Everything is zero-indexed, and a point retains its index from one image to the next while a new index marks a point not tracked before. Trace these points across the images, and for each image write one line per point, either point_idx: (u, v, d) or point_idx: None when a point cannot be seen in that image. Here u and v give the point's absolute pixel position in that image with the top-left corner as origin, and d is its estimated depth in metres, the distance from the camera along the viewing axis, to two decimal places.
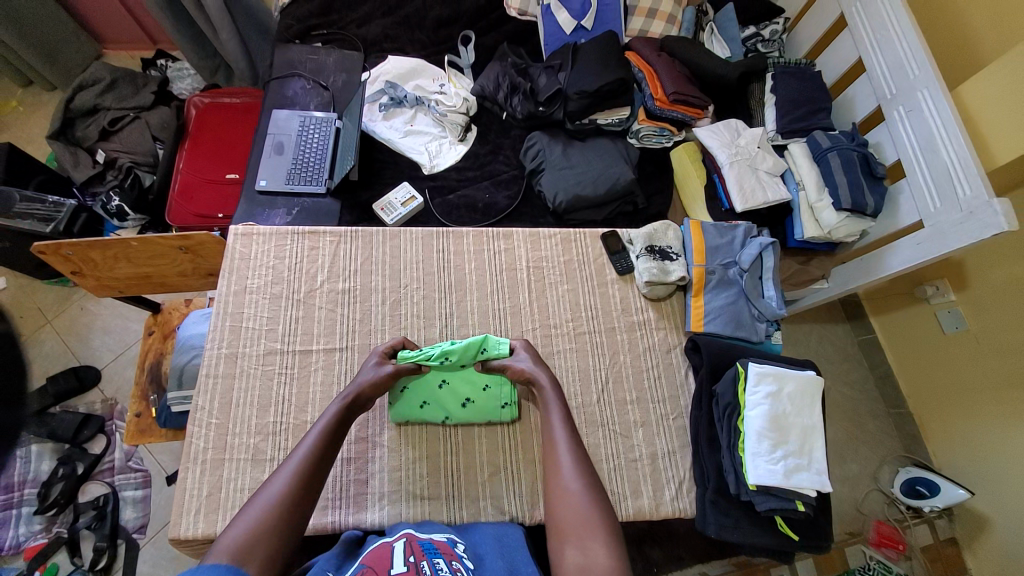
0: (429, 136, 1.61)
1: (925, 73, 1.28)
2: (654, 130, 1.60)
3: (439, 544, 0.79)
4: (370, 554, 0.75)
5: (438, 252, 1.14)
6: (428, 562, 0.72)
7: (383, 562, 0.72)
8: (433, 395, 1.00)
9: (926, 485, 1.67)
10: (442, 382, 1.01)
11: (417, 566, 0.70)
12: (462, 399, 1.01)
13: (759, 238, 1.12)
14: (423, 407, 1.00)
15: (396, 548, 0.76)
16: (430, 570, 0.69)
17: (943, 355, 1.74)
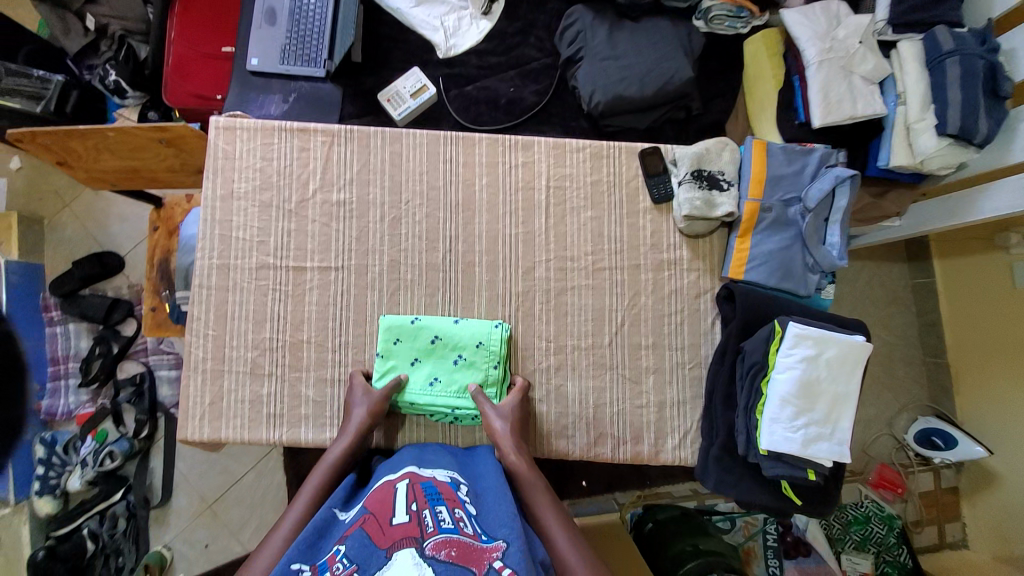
0: (447, 7, 1.31)
1: None
2: (730, 10, 1.24)
3: (441, 488, 0.77)
4: (375, 496, 0.77)
5: (445, 164, 0.97)
6: (430, 511, 0.71)
7: (386, 509, 0.72)
8: (429, 380, 0.91)
9: (942, 438, 1.65)
10: (432, 380, 0.91)
11: (418, 516, 0.69)
12: (453, 357, 0.91)
13: (837, 170, 0.89)
14: (413, 363, 0.92)
15: (399, 490, 0.76)
16: (432, 521, 0.68)
17: (1002, 311, 1.56)
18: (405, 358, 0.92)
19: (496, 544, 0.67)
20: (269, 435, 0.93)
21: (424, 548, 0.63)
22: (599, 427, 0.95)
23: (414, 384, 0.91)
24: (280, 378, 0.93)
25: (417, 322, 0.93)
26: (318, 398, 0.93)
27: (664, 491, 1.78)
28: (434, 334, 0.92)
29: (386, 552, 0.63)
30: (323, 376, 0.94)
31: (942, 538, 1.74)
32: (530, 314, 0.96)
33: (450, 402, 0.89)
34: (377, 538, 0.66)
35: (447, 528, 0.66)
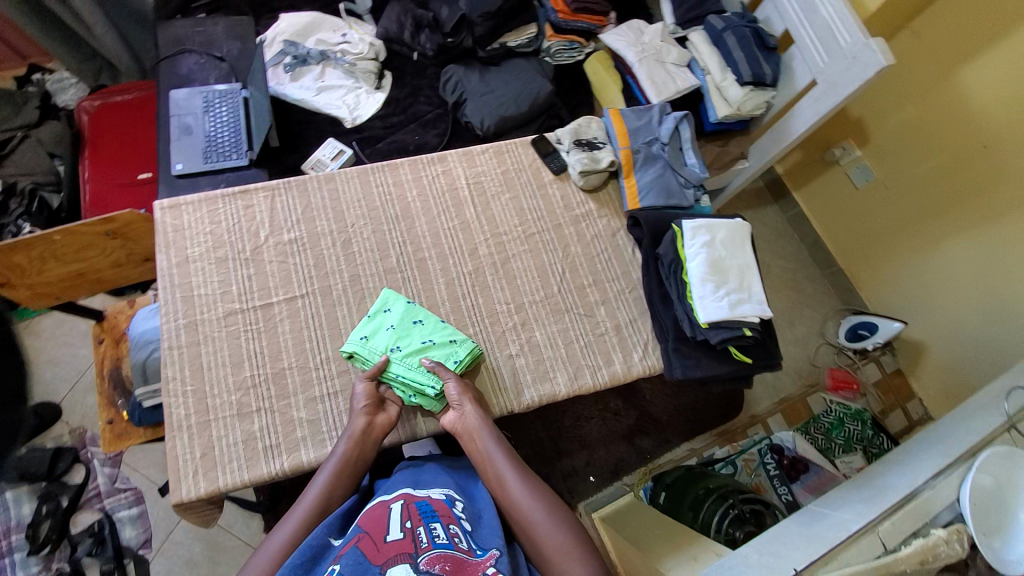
0: (344, 89, 1.58)
1: None
2: (564, 44, 1.65)
3: (437, 505, 0.81)
4: (368, 516, 0.78)
5: (378, 187, 1.13)
6: (425, 527, 0.74)
7: (380, 528, 0.74)
8: (395, 348, 0.98)
9: (865, 327, 1.96)
10: (396, 349, 0.98)
11: (413, 532, 0.73)
12: (423, 339, 1.00)
13: (672, 113, 1.19)
14: (389, 328, 1.00)
15: (394, 510, 0.78)
16: (426, 536, 0.72)
17: (859, 207, 1.97)
18: (386, 323, 1.01)
19: (489, 555, 0.74)
20: (269, 468, 0.93)
21: (418, 562, 0.67)
22: (575, 361, 1.07)
23: (382, 344, 0.98)
24: (269, 411, 0.96)
25: (411, 303, 1.03)
26: (311, 418, 0.97)
27: (665, 460, 1.89)
28: (418, 319, 1.01)
29: (381, 568, 0.67)
30: (312, 395, 0.98)
31: (910, 418, 1.96)
32: (486, 285, 1.09)
33: (399, 373, 0.96)
34: (372, 556, 0.69)
35: (442, 542, 0.71)
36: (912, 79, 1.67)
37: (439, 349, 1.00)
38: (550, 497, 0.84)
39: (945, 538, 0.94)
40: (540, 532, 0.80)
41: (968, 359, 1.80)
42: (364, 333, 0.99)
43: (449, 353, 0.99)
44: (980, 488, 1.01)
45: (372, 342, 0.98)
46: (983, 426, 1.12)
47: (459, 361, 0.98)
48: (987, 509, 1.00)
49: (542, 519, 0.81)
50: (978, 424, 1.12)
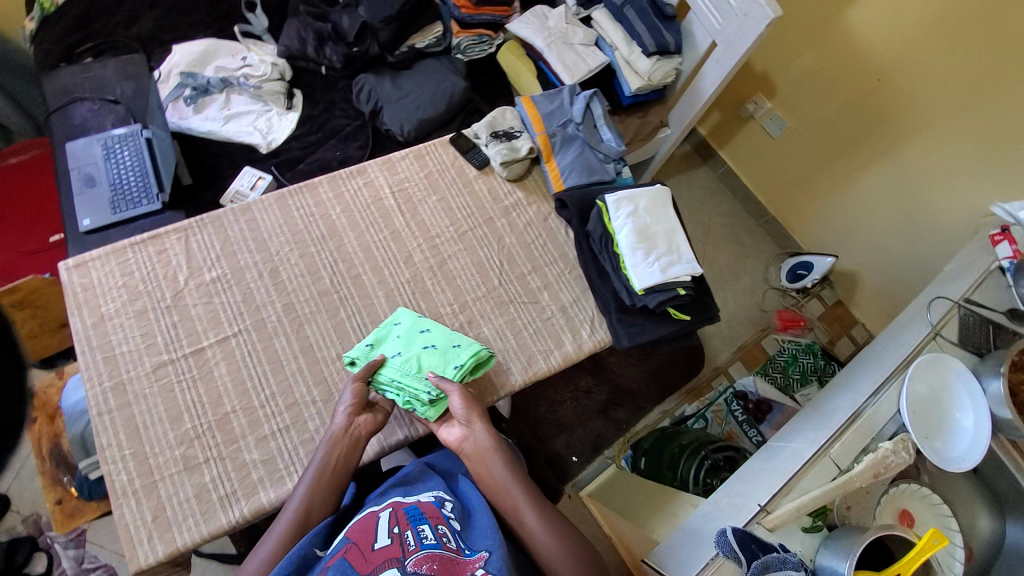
0: (253, 114, 1.52)
1: None
2: (473, 38, 1.63)
3: (425, 507, 0.79)
4: (357, 525, 0.77)
5: (299, 210, 1.10)
6: (412, 530, 0.74)
7: (367, 536, 0.73)
8: (398, 355, 0.97)
9: (803, 267, 2.08)
10: (397, 355, 0.97)
11: (401, 537, 0.72)
12: (425, 345, 0.98)
13: (582, 93, 1.21)
14: (394, 337, 0.99)
15: (381, 518, 0.77)
16: (413, 539, 0.72)
17: (779, 156, 2.08)
18: (391, 335, 1.00)
19: (478, 555, 0.73)
20: (229, 516, 0.90)
21: (406, 566, 0.67)
22: (526, 349, 1.08)
23: (384, 352, 0.97)
24: (218, 459, 0.93)
25: (421, 317, 1.03)
26: (265, 457, 0.94)
27: (642, 427, 1.95)
28: (426, 327, 1.00)
29: None
30: (262, 435, 0.96)
31: (857, 343, 2.09)
32: (426, 290, 1.08)
33: (396, 378, 0.94)
34: (360, 565, 0.68)
35: (429, 543, 0.71)
36: (805, 28, 1.75)
37: (443, 357, 0.97)
38: (552, 514, 0.84)
39: (891, 448, 0.98)
40: (543, 547, 0.81)
41: (896, 277, 1.95)
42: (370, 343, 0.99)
43: (452, 360, 0.97)
44: (923, 399, 1.06)
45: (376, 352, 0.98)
46: (912, 339, 1.17)
47: (461, 368, 0.95)
48: (927, 414, 1.05)
49: (545, 538, 0.81)
50: (906, 338, 1.18)
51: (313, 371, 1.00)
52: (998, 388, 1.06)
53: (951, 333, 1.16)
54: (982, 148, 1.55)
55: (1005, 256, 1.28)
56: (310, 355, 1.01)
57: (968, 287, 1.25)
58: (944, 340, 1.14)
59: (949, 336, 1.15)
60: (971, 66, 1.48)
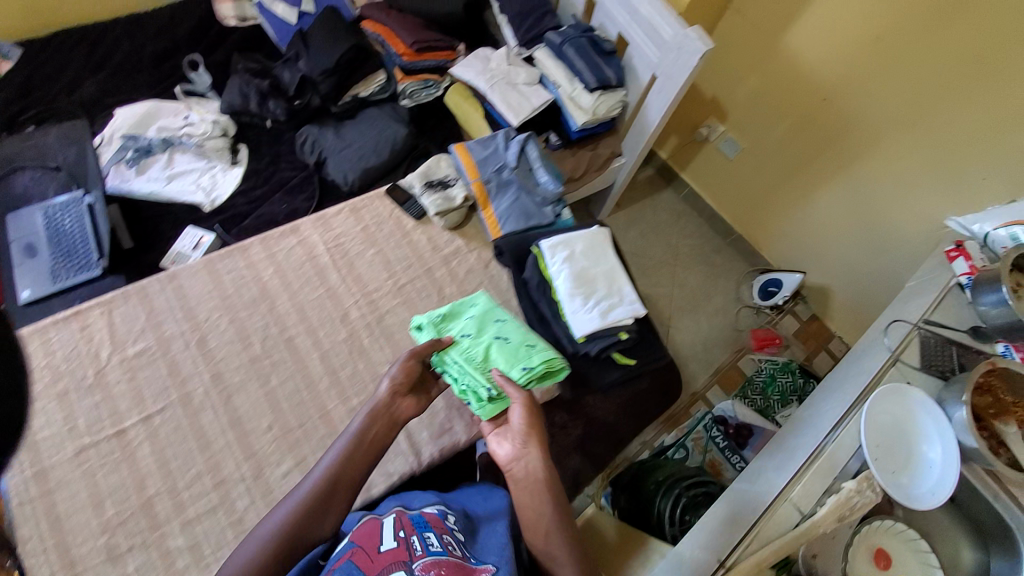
0: (196, 172, 1.50)
1: None
2: (419, 83, 1.63)
3: (429, 516, 0.84)
4: (361, 529, 0.82)
5: (228, 273, 1.06)
6: (418, 535, 0.79)
7: (373, 540, 0.78)
8: (467, 337, 0.98)
9: (773, 284, 2.06)
10: (465, 337, 0.98)
11: (406, 541, 0.77)
12: (496, 338, 0.98)
13: (516, 137, 1.21)
14: (467, 320, 1.01)
15: (386, 523, 0.82)
16: (420, 545, 0.77)
17: (738, 176, 2.07)
18: (458, 320, 1.02)
19: (484, 566, 0.77)
20: None
21: (414, 569, 0.72)
22: None
23: (455, 332, 0.99)
24: (144, 545, 0.86)
25: (494, 312, 1.03)
26: (191, 542, 0.87)
27: (622, 460, 1.88)
28: (502, 317, 1.01)
29: None
30: (188, 518, 0.88)
31: (835, 357, 2.06)
32: (364, 348, 1.03)
33: (461, 360, 0.96)
34: (368, 565, 0.73)
35: (434, 550, 0.75)
36: (745, 53, 1.77)
37: (513, 354, 0.97)
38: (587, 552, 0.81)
39: (856, 488, 0.93)
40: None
41: (864, 291, 1.92)
42: (466, 313, 1.03)
43: (524, 360, 0.95)
44: (884, 427, 1.00)
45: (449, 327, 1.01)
46: (871, 367, 1.12)
47: (528, 371, 0.93)
48: (892, 448, 0.98)
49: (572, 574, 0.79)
50: (864, 364, 1.13)
51: (242, 445, 0.94)
52: (962, 414, 0.98)
53: (910, 357, 1.12)
54: (928, 166, 1.54)
55: (962, 273, 1.22)
56: (239, 429, 0.95)
57: (925, 306, 1.21)
58: (904, 365, 1.10)
59: (909, 361, 1.11)
60: (906, 88, 1.47)
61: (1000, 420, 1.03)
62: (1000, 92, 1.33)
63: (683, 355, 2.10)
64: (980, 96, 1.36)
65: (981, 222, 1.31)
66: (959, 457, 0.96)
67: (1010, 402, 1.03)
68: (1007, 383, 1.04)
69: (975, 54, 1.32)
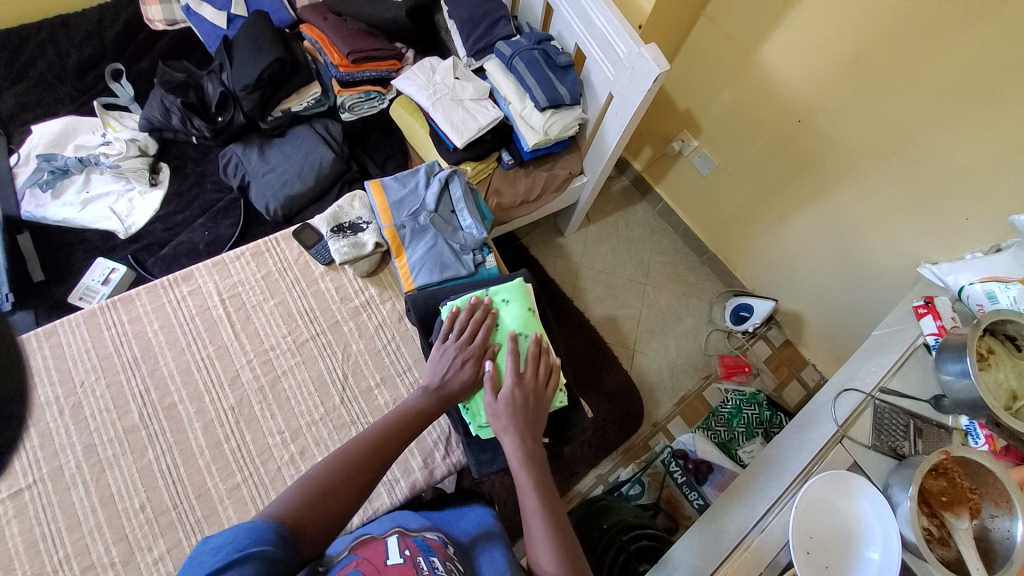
0: (113, 196, 1.40)
1: None
2: (360, 96, 1.50)
3: (432, 543, 0.78)
4: (362, 543, 0.74)
5: (109, 330, 0.99)
6: (424, 558, 0.72)
7: (377, 553, 0.70)
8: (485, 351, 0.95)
9: (745, 309, 1.95)
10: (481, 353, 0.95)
11: (414, 561, 0.70)
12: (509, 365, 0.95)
13: (437, 174, 1.09)
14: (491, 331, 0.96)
15: (390, 541, 0.75)
16: (427, 567, 0.70)
17: (713, 194, 1.93)
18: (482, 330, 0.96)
19: None
20: None
21: None
22: None
23: None
24: None
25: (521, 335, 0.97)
26: None
27: (575, 493, 1.79)
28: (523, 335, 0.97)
29: None
30: None
31: (807, 387, 1.96)
32: (252, 418, 0.96)
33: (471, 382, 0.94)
34: None
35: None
36: (721, 64, 1.60)
37: None
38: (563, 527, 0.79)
39: None
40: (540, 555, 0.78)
41: (839, 323, 1.81)
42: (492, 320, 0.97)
43: None
44: (812, 509, 0.86)
45: None
46: (815, 441, 1.01)
47: None
48: (828, 540, 0.85)
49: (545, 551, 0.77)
50: (809, 437, 1.02)
51: (112, 527, 0.86)
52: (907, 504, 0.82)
53: (861, 434, 0.99)
54: (908, 201, 1.39)
55: (929, 332, 1.09)
56: (109, 509, 0.88)
57: (881, 371, 1.08)
58: (852, 443, 0.98)
59: (858, 438, 0.99)
60: (889, 114, 1.31)
61: (951, 510, 0.82)
62: (986, 129, 1.17)
63: (649, 381, 1.98)
64: (960, 131, 1.22)
65: (956, 274, 1.19)
66: (902, 553, 0.81)
67: (968, 489, 0.83)
68: (967, 467, 0.83)
69: (961, 85, 1.17)
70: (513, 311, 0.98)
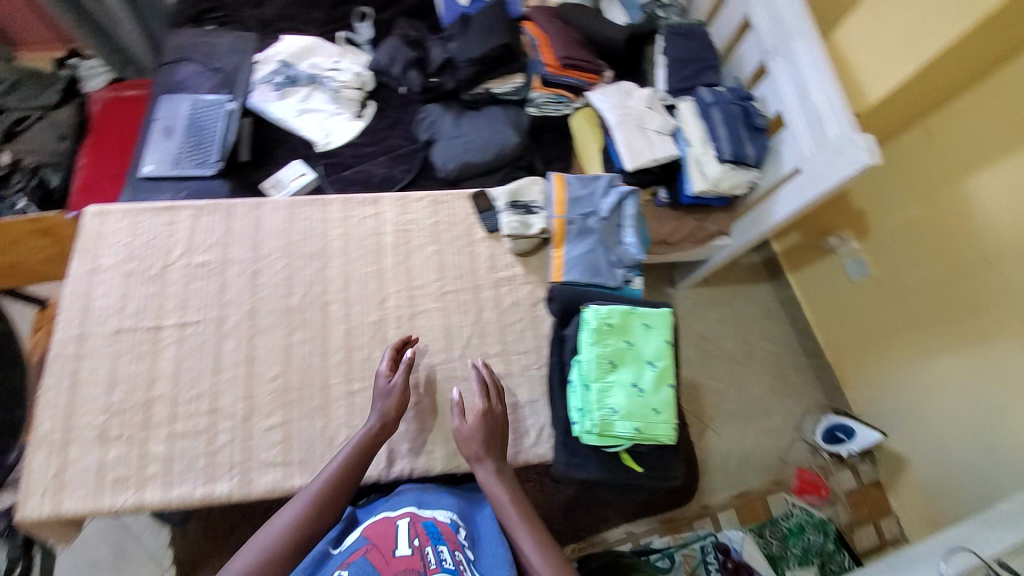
0: (323, 114, 1.60)
1: (800, 24, 1.34)
2: (551, 97, 1.60)
3: (443, 526, 0.83)
4: (374, 526, 0.82)
5: (303, 221, 1.13)
6: (433, 547, 0.77)
7: (387, 540, 0.78)
8: (613, 362, 0.93)
9: (843, 430, 1.77)
10: (610, 363, 0.93)
11: (421, 551, 0.76)
12: (633, 386, 0.91)
13: (619, 187, 1.14)
14: (626, 347, 0.94)
15: (401, 525, 0.81)
16: (434, 559, 0.75)
17: (854, 304, 1.80)
18: (618, 344, 0.94)
19: None
20: (113, 501, 0.89)
21: None
22: None
23: (605, 351, 0.93)
24: (131, 439, 0.93)
25: (653, 364, 0.93)
26: (169, 454, 0.93)
27: (599, 539, 1.70)
28: (654, 362, 0.93)
29: None
30: (176, 430, 0.94)
31: (883, 537, 1.72)
32: (385, 339, 1.05)
33: (591, 388, 0.91)
34: (382, 567, 0.73)
35: (448, 568, 0.74)
36: (921, 176, 1.50)
37: (640, 412, 0.89)
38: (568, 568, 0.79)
39: None
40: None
41: (946, 486, 1.59)
42: (630, 337, 0.95)
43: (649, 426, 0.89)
44: None
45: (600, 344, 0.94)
46: None
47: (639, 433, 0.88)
48: None
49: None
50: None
51: (246, 384, 0.98)
52: None
53: None
54: None
55: None
56: (250, 368, 1.00)
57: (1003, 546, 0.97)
58: None
59: None
60: None
61: None
62: None
63: (711, 463, 1.87)
64: None
65: None
66: None
67: None
68: None
69: None
70: (652, 337, 0.95)
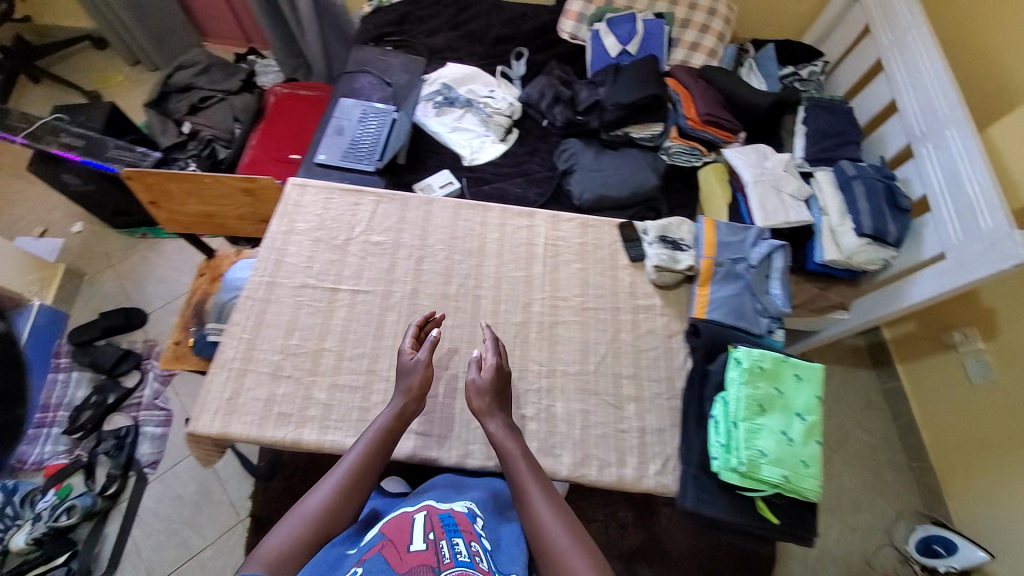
0: (474, 133, 1.76)
1: (954, 114, 1.33)
2: (686, 148, 1.68)
3: (459, 518, 0.82)
4: (391, 523, 0.81)
5: (466, 222, 1.23)
6: (447, 541, 0.75)
7: (402, 536, 0.77)
8: (763, 406, 0.95)
9: (941, 543, 1.57)
10: (760, 407, 0.95)
11: (435, 545, 0.74)
12: (782, 434, 0.93)
13: (769, 240, 1.18)
14: (778, 393, 0.96)
15: (417, 519, 0.81)
16: (448, 552, 0.73)
17: (972, 408, 1.67)
18: (770, 390, 0.96)
19: None
20: (277, 433, 0.98)
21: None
22: (586, 448, 1.01)
23: (757, 394, 0.96)
24: (297, 381, 1.03)
25: (802, 417, 0.95)
26: (327, 402, 1.01)
27: None
28: (803, 415, 0.95)
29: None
30: (336, 382, 1.03)
31: None
32: (527, 341, 1.11)
33: (738, 426, 0.94)
34: (396, 563, 0.71)
35: (463, 560, 0.72)
36: None
37: (789, 460, 0.91)
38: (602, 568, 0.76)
39: None
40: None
41: None
42: (780, 385, 0.97)
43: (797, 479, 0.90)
44: None
45: (752, 386, 0.97)
46: None
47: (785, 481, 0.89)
48: None
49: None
50: None
51: None
52: None
53: None
54: None
55: None
56: None
57: None
58: None
59: None
60: None
61: None
62: None
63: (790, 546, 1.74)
64: None
65: None
66: None
67: None
68: None
69: None
70: (805, 390, 0.97)
